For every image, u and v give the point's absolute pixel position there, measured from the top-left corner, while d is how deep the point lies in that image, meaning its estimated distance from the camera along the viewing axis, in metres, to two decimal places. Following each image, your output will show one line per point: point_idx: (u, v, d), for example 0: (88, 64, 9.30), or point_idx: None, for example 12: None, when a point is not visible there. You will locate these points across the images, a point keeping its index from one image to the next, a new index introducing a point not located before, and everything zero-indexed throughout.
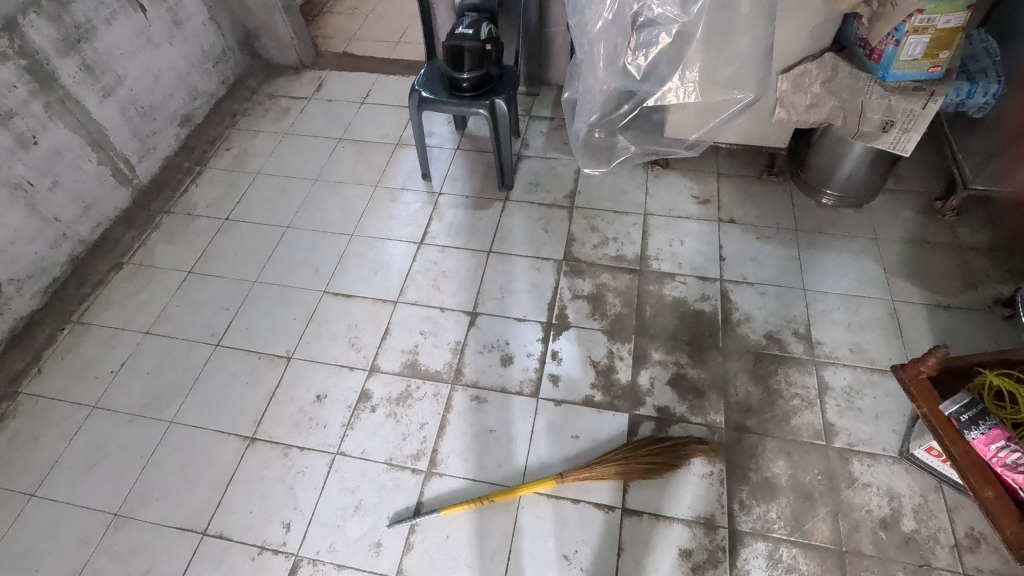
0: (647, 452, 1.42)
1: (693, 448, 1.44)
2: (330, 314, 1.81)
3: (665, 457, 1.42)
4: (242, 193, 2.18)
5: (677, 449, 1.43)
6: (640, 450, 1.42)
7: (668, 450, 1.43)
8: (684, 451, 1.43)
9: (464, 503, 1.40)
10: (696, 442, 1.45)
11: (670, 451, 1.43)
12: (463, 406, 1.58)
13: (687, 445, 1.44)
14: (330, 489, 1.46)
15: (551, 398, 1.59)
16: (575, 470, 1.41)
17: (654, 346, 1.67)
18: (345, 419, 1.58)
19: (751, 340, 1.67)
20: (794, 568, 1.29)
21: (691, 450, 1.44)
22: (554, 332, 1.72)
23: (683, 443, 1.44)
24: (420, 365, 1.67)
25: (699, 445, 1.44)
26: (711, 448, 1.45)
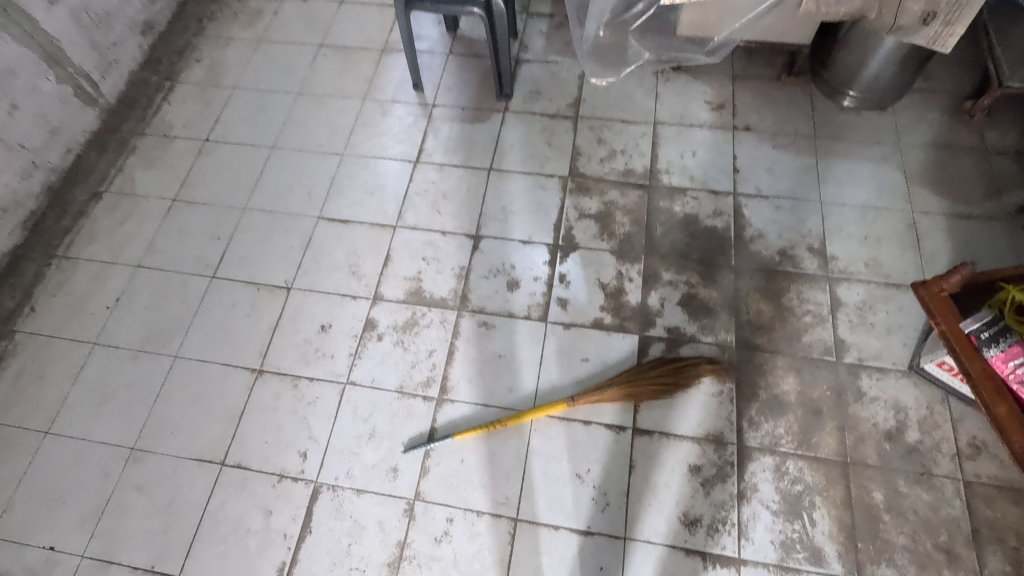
0: (657, 373, 1.43)
1: (702, 369, 1.44)
2: (327, 241, 1.73)
3: (674, 378, 1.42)
4: (220, 111, 2.02)
5: (686, 370, 1.43)
6: (649, 372, 1.43)
7: (677, 371, 1.43)
8: (693, 371, 1.44)
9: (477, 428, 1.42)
10: (705, 362, 1.45)
11: (678, 372, 1.43)
12: (471, 332, 1.56)
13: (698, 366, 1.44)
14: (343, 418, 1.47)
15: (559, 322, 1.56)
16: (586, 393, 1.42)
17: (664, 266, 1.63)
18: (352, 348, 1.56)
19: (764, 256, 1.62)
20: (800, 479, 1.33)
21: (700, 370, 1.44)
22: (561, 253, 1.67)
23: (692, 364, 1.44)
24: (424, 292, 1.63)
25: (708, 365, 1.45)
26: (720, 367, 1.46)
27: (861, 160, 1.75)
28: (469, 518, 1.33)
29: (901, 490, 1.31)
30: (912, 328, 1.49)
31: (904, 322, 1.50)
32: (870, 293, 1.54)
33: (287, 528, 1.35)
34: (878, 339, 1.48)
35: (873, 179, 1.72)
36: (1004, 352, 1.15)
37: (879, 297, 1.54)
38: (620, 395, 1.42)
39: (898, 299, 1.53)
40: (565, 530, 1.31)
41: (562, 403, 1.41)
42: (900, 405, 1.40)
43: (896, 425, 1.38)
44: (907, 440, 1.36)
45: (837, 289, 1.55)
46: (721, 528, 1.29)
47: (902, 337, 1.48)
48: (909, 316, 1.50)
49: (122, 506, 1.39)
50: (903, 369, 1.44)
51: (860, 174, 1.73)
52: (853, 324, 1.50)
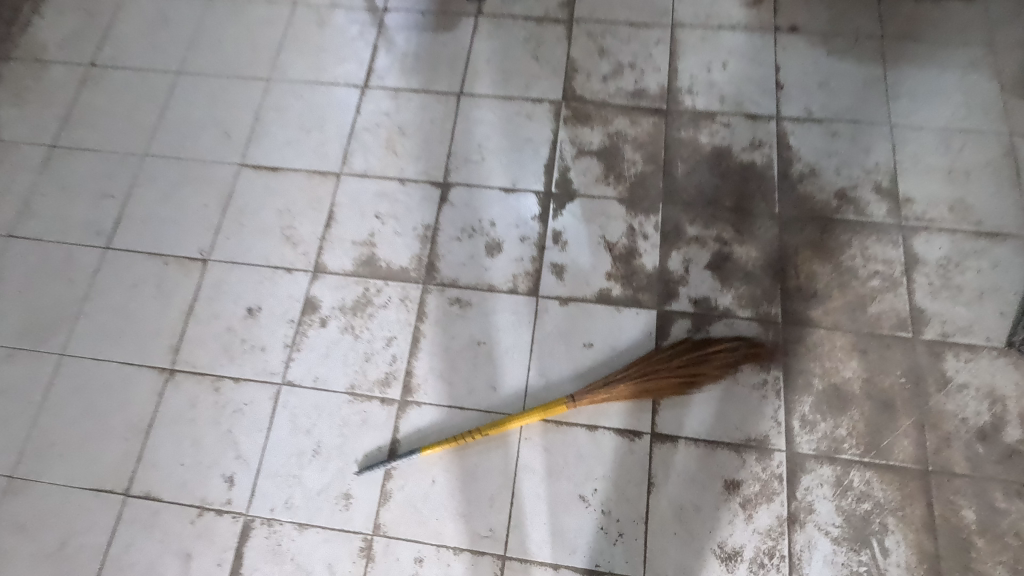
0: (680, 361, 1.09)
1: (740, 354, 1.11)
2: (251, 194, 1.34)
3: (703, 367, 1.09)
4: (108, 25, 1.55)
5: (718, 356, 1.10)
6: (670, 360, 1.09)
7: (707, 358, 1.10)
8: (728, 357, 1.10)
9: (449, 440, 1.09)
10: (744, 345, 1.12)
11: (709, 358, 1.10)
12: (440, 313, 1.21)
13: (736, 353, 1.10)
14: (279, 431, 1.14)
15: (553, 295, 1.22)
16: (590, 390, 1.08)
17: (688, 217, 1.26)
18: (287, 338, 1.21)
19: (817, 201, 1.24)
20: (867, 495, 1.04)
21: (737, 357, 1.11)
22: (554, 205, 1.29)
23: (726, 348, 1.11)
24: (379, 261, 1.26)
25: (747, 350, 1.11)
26: (763, 350, 1.12)
27: (943, 68, 1.34)
28: (444, 558, 1.05)
29: (998, 507, 1.02)
30: (1010, 291, 1.15)
31: (1000, 283, 1.16)
32: (957, 246, 1.19)
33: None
34: (967, 307, 1.14)
35: (958, 92, 1.32)
36: None
37: (967, 251, 1.18)
38: (633, 392, 1.09)
39: (992, 254, 1.18)
40: (566, 570, 1.03)
41: (559, 404, 1.08)
42: (997, 394, 1.08)
43: (991, 421, 1.07)
44: (1005, 441, 1.05)
45: (913, 242, 1.20)
46: (767, 563, 1.01)
47: (998, 304, 1.14)
48: (1005, 277, 1.16)
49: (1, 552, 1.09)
50: (1000, 347, 1.11)
51: (942, 87, 1.32)
52: (934, 289, 1.16)
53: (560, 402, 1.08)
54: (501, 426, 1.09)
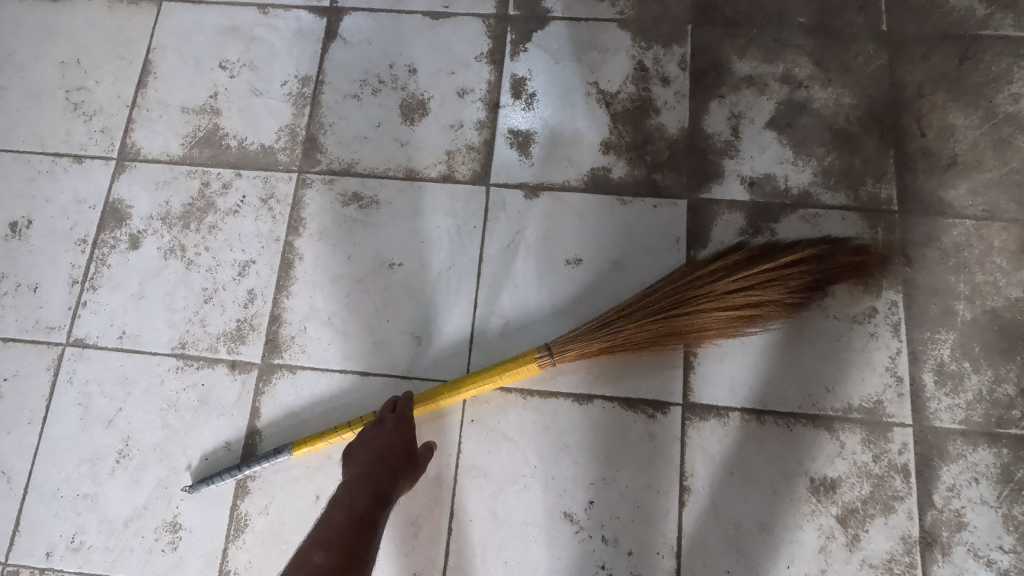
0: (734, 281, 0.62)
1: (834, 265, 0.64)
2: (17, 39, 0.82)
3: (773, 292, 0.62)
4: None
5: (799, 271, 0.62)
6: (717, 281, 0.62)
7: (780, 275, 0.62)
8: (817, 271, 0.63)
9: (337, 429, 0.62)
10: (840, 247, 0.64)
11: (785, 276, 0.62)
12: (328, 219, 0.73)
13: (831, 262, 0.63)
14: (60, 422, 0.68)
15: (515, 183, 0.73)
16: (574, 337, 0.61)
17: (737, 45, 0.75)
18: (76, 269, 0.73)
19: (951, 10, 0.74)
20: None
21: (829, 270, 0.64)
22: (513, 36, 0.78)
23: (812, 253, 0.63)
24: (227, 139, 0.76)
25: (846, 255, 0.64)
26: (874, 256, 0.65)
27: None
28: None
29: None
30: None
31: None
32: None
33: None
34: None
35: None
36: None
37: None
38: (649, 336, 0.62)
39: None
40: None
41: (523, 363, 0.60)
42: None
43: None
44: None
45: None
46: None
47: None
48: None
49: None
50: None
51: None
52: None
53: (526, 360, 0.60)
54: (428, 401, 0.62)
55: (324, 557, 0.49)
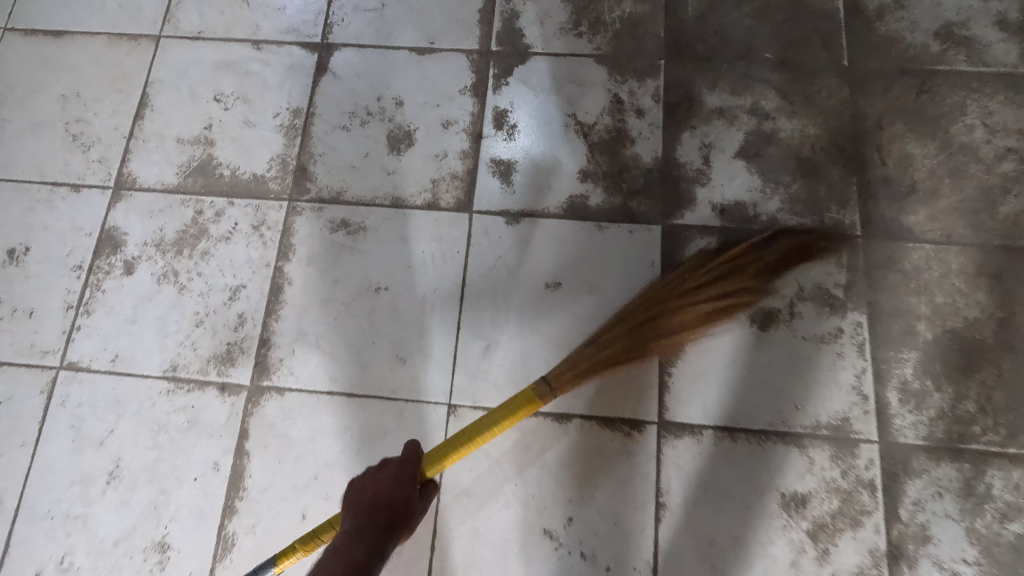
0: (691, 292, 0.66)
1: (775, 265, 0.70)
2: (19, 73, 0.85)
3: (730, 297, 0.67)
4: None
5: (747, 273, 0.68)
6: (679, 295, 0.65)
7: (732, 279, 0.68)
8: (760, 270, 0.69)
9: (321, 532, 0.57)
10: (782, 250, 0.71)
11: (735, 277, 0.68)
12: (317, 245, 0.76)
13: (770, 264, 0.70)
14: (52, 445, 0.70)
15: (497, 210, 0.76)
16: (563, 370, 0.60)
17: (707, 79, 0.80)
18: (71, 294, 0.75)
19: (908, 46, 0.79)
20: (1018, 511, 0.62)
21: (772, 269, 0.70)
22: (495, 70, 0.82)
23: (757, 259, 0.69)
24: (221, 168, 0.80)
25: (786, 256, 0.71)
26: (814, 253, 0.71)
27: None
28: None
29: None
30: None
31: None
32: None
33: None
34: None
35: None
36: None
37: None
38: (631, 352, 0.64)
39: None
40: None
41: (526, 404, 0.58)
42: None
43: None
44: None
45: None
46: None
47: None
48: None
49: None
50: None
51: None
52: None
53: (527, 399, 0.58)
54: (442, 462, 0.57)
55: None
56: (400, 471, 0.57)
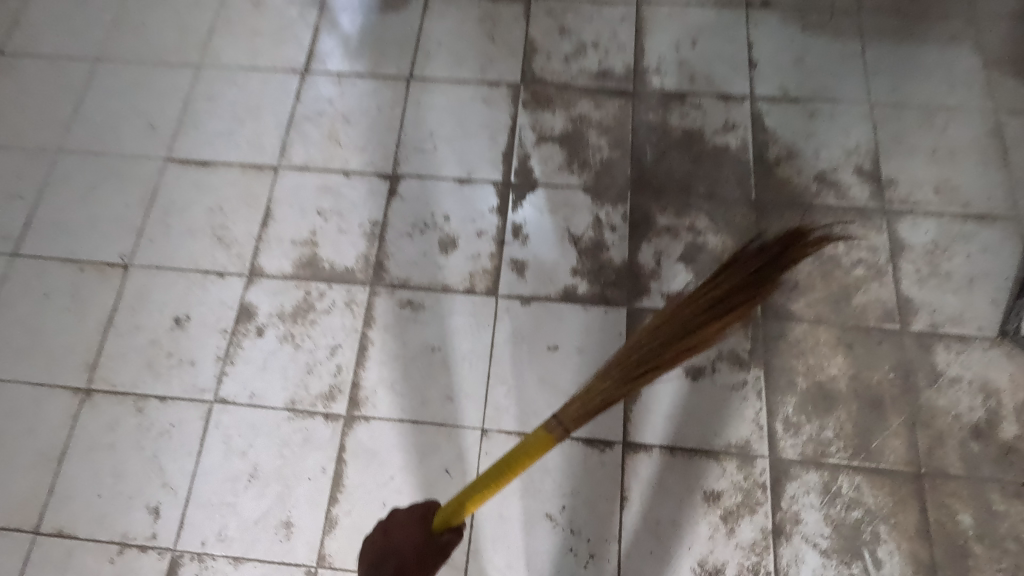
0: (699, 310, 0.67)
1: (774, 266, 0.71)
2: (179, 192, 1.21)
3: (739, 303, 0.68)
4: (15, 8, 1.39)
5: (744, 285, 0.69)
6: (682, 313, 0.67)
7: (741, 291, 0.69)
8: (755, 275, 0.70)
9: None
10: (774, 251, 0.71)
11: (740, 290, 0.69)
12: (391, 318, 1.10)
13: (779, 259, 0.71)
14: (210, 454, 1.02)
15: (515, 294, 1.11)
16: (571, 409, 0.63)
17: (659, 205, 1.16)
18: (220, 349, 1.09)
19: (795, 186, 1.16)
20: (857, 502, 0.95)
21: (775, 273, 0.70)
22: (514, 196, 1.18)
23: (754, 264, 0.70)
24: (323, 262, 1.14)
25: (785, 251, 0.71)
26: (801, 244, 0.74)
27: (924, 42, 1.26)
28: None
29: (996, 510, 0.94)
30: (1001, 276, 1.07)
31: (991, 269, 1.08)
32: (944, 230, 1.11)
33: None
34: (957, 296, 1.06)
35: (938, 67, 1.24)
36: None
37: (954, 236, 1.10)
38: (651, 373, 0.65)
39: (981, 238, 1.10)
40: None
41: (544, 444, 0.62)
42: (990, 387, 1.00)
43: (986, 417, 0.99)
44: (1002, 438, 0.97)
45: (898, 227, 1.11)
46: None
47: (989, 291, 1.06)
48: (996, 261, 1.08)
49: None
50: (991, 337, 1.03)
51: (924, 63, 1.24)
52: (922, 276, 1.08)
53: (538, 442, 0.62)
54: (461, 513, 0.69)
55: None
56: (406, 519, 0.77)
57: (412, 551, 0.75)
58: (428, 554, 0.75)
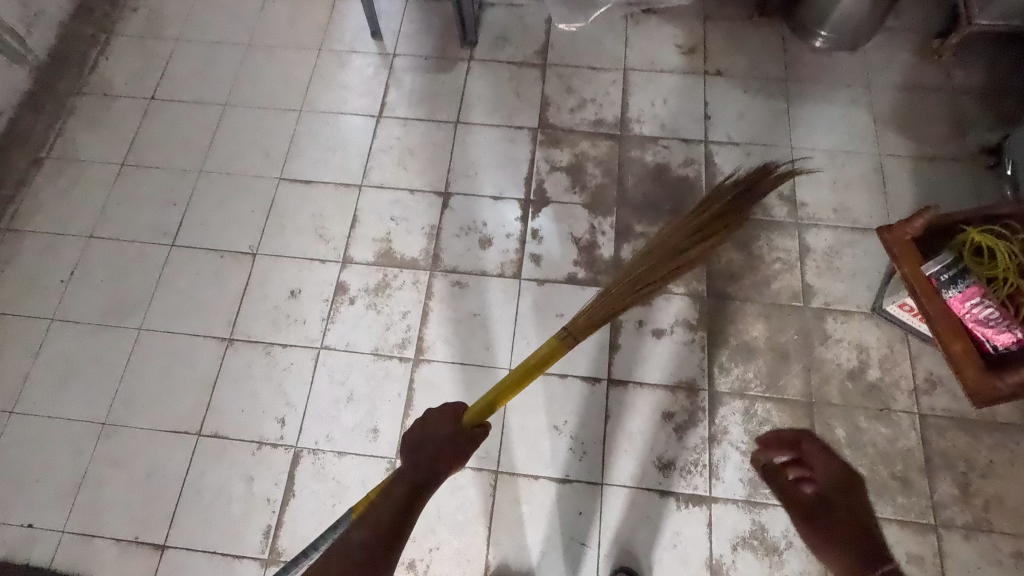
0: (706, 226, 0.99)
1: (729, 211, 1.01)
2: (290, 201, 1.67)
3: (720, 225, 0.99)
4: (163, 64, 1.87)
5: (723, 211, 1.00)
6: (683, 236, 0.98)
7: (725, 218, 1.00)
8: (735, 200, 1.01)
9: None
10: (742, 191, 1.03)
11: (725, 212, 1.00)
12: (445, 292, 1.55)
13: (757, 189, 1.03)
14: (319, 383, 1.46)
15: (533, 278, 1.56)
16: (585, 319, 0.90)
17: (637, 218, 1.62)
18: (324, 313, 1.53)
19: None
20: (767, 420, 1.39)
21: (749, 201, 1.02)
22: (532, 209, 1.64)
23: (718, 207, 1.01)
24: (395, 253, 1.60)
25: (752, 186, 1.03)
26: (765, 179, 1.04)
27: (833, 103, 1.74)
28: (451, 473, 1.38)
29: (861, 426, 1.37)
30: (876, 270, 1.52)
31: (869, 265, 1.53)
32: (838, 238, 1.56)
33: (269, 492, 1.37)
34: (844, 283, 1.51)
35: (841, 123, 1.71)
36: (961, 293, 1.18)
37: (845, 242, 1.56)
38: (675, 271, 0.98)
39: (864, 244, 1.55)
40: (544, 479, 1.37)
41: (557, 351, 0.86)
42: (863, 345, 1.45)
43: (858, 364, 1.43)
44: (868, 379, 1.42)
45: (806, 235, 1.57)
46: (694, 469, 1.36)
47: (867, 280, 1.51)
48: (873, 260, 1.53)
49: (99, 480, 1.39)
50: (866, 311, 1.48)
51: (831, 119, 1.72)
52: (821, 269, 1.53)
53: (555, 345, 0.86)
54: (491, 409, 0.83)
55: (360, 530, 0.74)
56: (439, 413, 0.83)
57: (445, 442, 0.80)
58: (459, 444, 0.81)
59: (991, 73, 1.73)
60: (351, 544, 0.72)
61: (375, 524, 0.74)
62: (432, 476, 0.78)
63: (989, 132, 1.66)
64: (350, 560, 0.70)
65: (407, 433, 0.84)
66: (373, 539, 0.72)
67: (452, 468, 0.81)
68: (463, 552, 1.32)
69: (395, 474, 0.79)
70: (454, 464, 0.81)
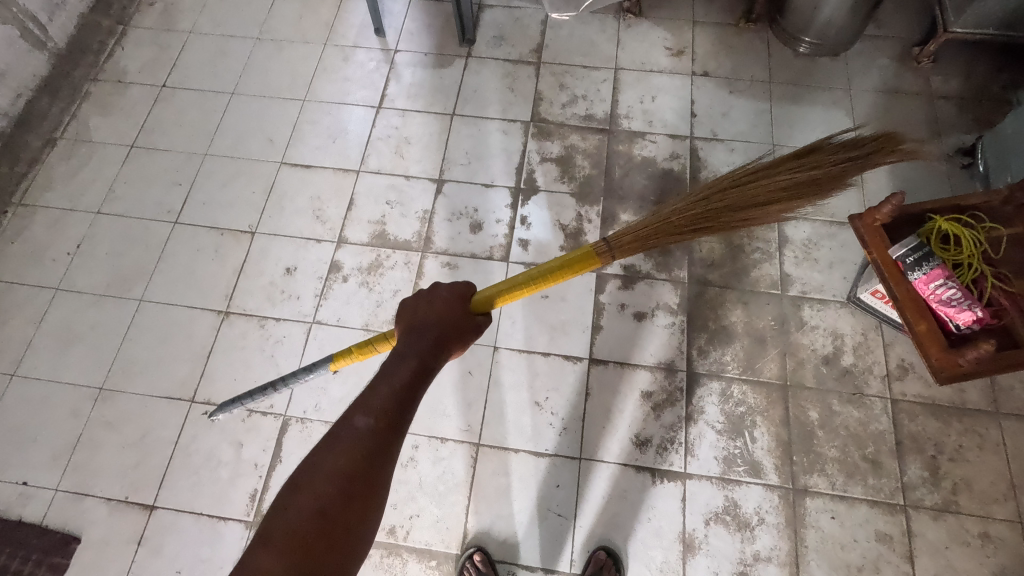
0: (815, 176, 1.05)
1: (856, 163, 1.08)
2: (290, 185, 1.74)
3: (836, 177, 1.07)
4: (176, 55, 1.96)
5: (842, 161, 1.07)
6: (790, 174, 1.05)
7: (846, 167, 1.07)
8: (845, 168, 1.07)
9: (373, 342, 0.94)
10: (874, 148, 1.10)
11: (845, 162, 1.07)
12: (435, 274, 1.60)
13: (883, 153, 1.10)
14: (310, 355, 1.51)
15: (521, 261, 1.61)
16: (626, 237, 0.96)
17: (623, 208, 1.67)
18: (318, 290, 1.59)
19: None
20: (743, 401, 1.43)
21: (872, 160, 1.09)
22: (522, 197, 1.70)
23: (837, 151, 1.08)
24: (389, 235, 1.66)
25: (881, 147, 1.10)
26: (884, 153, 1.10)
27: (815, 105, 1.80)
28: (434, 445, 1.42)
29: (834, 409, 1.41)
30: (852, 262, 1.57)
31: (846, 256, 1.58)
32: (816, 231, 1.61)
33: (257, 458, 1.41)
34: (821, 273, 1.56)
35: (822, 124, 1.77)
36: (926, 275, 1.22)
37: (823, 235, 1.61)
38: (749, 219, 1.04)
39: (842, 236, 1.60)
40: (524, 453, 1.40)
41: (587, 260, 0.93)
42: (838, 332, 1.49)
43: (833, 350, 1.47)
44: (842, 364, 1.46)
45: (785, 228, 1.62)
46: (670, 446, 1.39)
47: (843, 271, 1.56)
48: (850, 252, 1.58)
49: (93, 443, 1.44)
50: (841, 300, 1.52)
51: (813, 120, 1.78)
52: (799, 260, 1.58)
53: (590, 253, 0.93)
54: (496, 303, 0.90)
55: (364, 419, 0.70)
56: (451, 297, 0.86)
57: (451, 326, 0.83)
58: (465, 328, 0.85)
59: (968, 80, 1.80)
60: (357, 432, 0.69)
61: (378, 415, 0.70)
62: (435, 360, 0.80)
63: (964, 134, 1.72)
64: (359, 448, 0.68)
65: (408, 314, 0.85)
66: (382, 424, 0.70)
67: (450, 351, 0.84)
68: (442, 520, 1.36)
69: (397, 355, 0.79)
70: (455, 347, 0.84)
